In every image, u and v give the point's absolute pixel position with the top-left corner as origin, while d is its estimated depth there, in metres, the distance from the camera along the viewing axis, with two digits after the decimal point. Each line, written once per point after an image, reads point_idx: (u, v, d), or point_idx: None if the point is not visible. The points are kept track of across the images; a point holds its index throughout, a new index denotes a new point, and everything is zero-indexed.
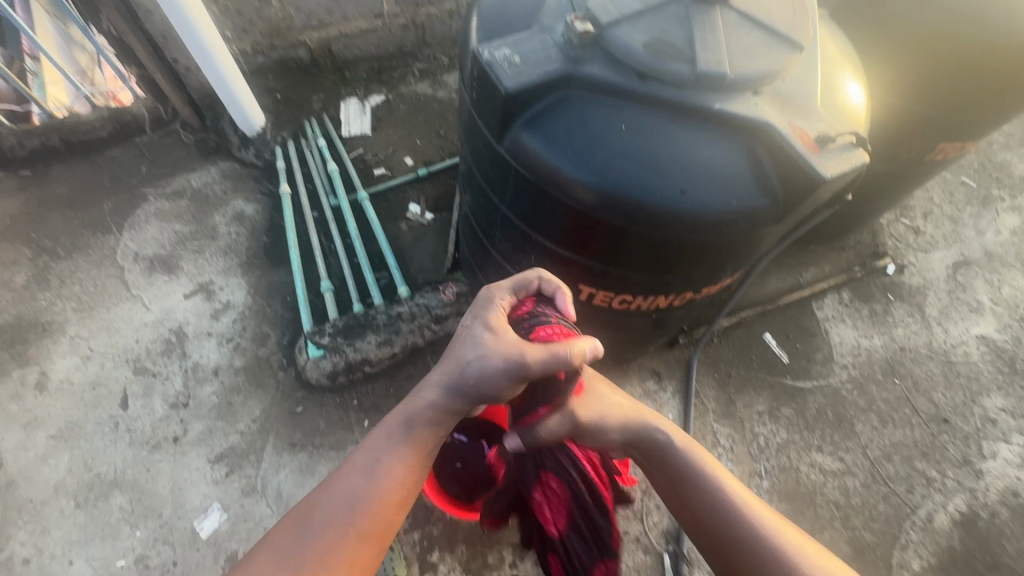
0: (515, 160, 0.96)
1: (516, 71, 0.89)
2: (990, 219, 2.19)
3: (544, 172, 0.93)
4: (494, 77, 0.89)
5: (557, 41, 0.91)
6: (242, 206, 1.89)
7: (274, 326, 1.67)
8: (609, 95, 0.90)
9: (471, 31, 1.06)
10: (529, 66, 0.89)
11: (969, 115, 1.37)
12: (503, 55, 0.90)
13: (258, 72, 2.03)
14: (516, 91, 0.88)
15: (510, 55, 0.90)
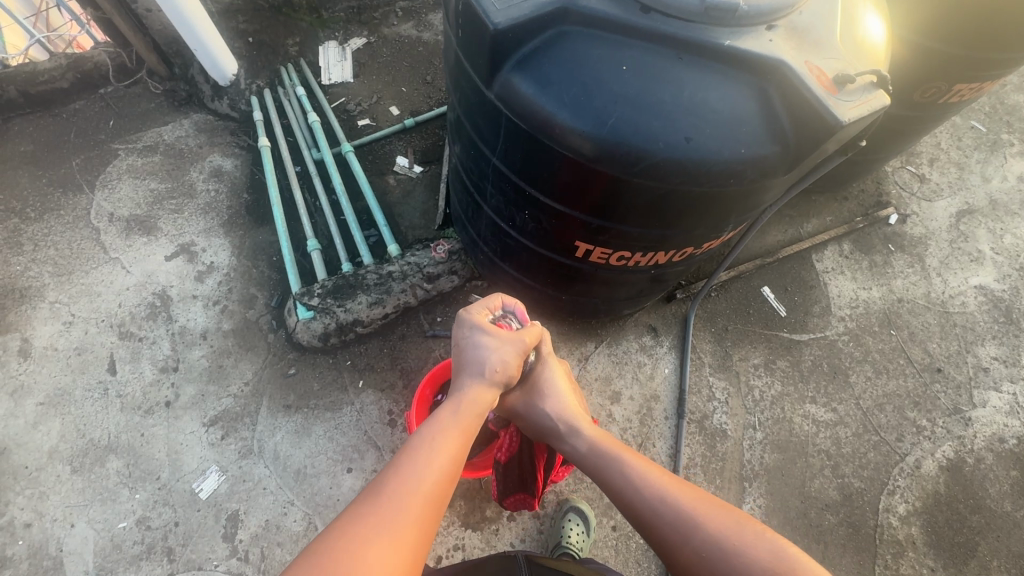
0: (506, 106, 0.89)
1: (505, 5, 0.81)
2: (997, 165, 2.13)
3: (537, 120, 0.86)
4: (482, 12, 0.81)
5: None
6: (220, 161, 1.79)
7: (262, 287, 1.63)
8: (608, 31, 0.81)
9: None
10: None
11: (993, 52, 1.28)
12: None
13: (225, 12, 1.78)
14: (505, 28, 0.81)
15: None
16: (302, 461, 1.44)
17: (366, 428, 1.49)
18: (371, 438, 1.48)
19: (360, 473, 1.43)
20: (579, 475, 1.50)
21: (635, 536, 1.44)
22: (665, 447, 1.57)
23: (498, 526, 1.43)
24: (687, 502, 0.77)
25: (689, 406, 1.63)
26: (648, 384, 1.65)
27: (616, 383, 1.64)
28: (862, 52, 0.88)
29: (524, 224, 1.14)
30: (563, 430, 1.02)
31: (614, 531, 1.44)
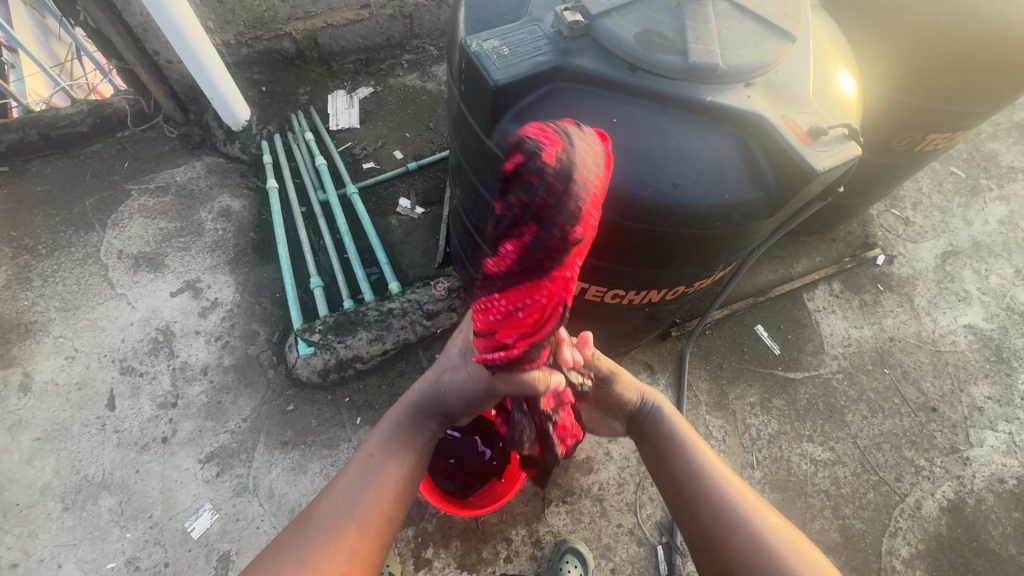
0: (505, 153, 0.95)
1: (504, 63, 0.88)
2: (978, 209, 2.21)
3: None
4: (483, 70, 0.88)
5: (546, 33, 0.90)
6: (229, 202, 1.85)
7: (264, 323, 1.65)
8: (599, 87, 0.88)
9: (459, 23, 1.03)
10: (517, 57, 0.88)
11: (959, 104, 1.37)
12: (492, 48, 0.89)
13: (240, 64, 1.93)
14: (505, 83, 0.87)
15: (498, 48, 0.89)
16: (297, 499, 1.43)
17: None
18: None
19: None
20: (577, 516, 1.48)
21: None
22: None
23: (495, 568, 1.40)
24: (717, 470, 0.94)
25: None
26: None
27: None
28: (836, 106, 0.96)
29: None
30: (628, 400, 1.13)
31: (613, 575, 1.41)
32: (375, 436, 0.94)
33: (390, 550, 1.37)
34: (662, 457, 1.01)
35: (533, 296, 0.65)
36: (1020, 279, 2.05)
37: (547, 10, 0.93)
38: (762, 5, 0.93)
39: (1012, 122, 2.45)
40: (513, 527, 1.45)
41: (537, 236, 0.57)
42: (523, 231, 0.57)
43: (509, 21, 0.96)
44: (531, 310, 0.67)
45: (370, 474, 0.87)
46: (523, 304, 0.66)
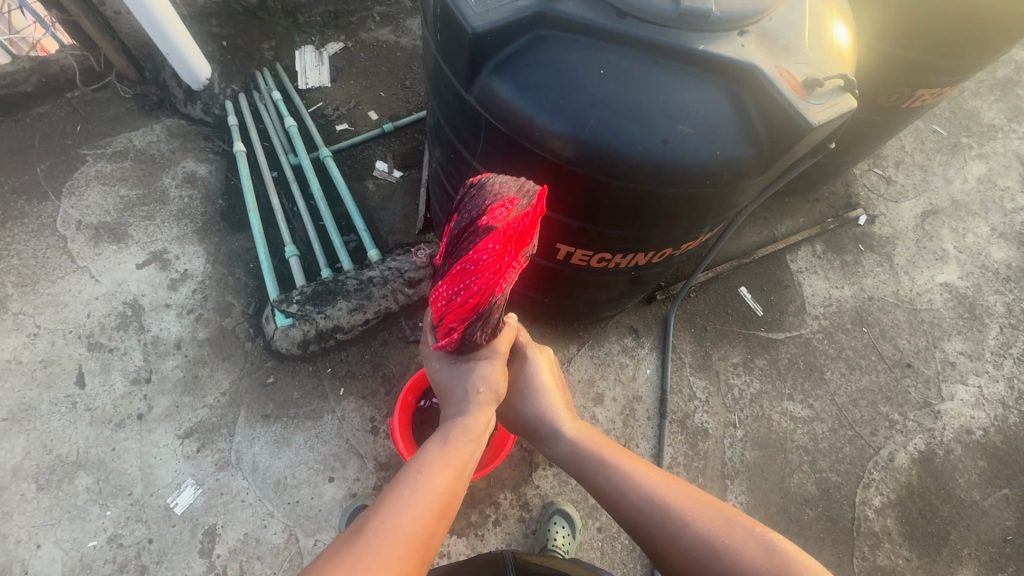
0: (485, 109, 0.89)
1: (483, 8, 0.81)
2: (958, 167, 2.22)
3: (516, 123, 0.86)
4: (460, 16, 0.81)
5: None
6: (194, 167, 1.75)
7: (238, 295, 1.59)
8: (587, 35, 0.82)
9: None
10: (498, 3, 0.81)
11: (951, 59, 1.34)
12: None
13: (198, 16, 1.78)
14: (484, 31, 0.80)
15: None
16: (281, 471, 1.41)
17: (348, 436, 1.46)
18: (353, 446, 1.45)
19: (342, 482, 1.41)
20: (563, 478, 1.50)
21: (620, 536, 1.45)
22: (648, 447, 1.58)
23: (483, 531, 1.42)
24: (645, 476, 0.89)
25: (671, 406, 1.65)
26: (631, 385, 1.66)
27: (599, 384, 1.65)
28: (832, 57, 0.92)
29: None
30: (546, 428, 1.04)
31: (599, 532, 1.45)
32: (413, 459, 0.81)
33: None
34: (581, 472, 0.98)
35: (465, 280, 0.80)
36: (995, 237, 2.09)
37: None
38: None
39: (993, 79, 2.44)
40: (502, 491, 1.47)
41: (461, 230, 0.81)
42: (461, 225, 0.82)
43: None
44: (468, 293, 0.81)
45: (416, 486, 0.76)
46: (456, 288, 0.82)
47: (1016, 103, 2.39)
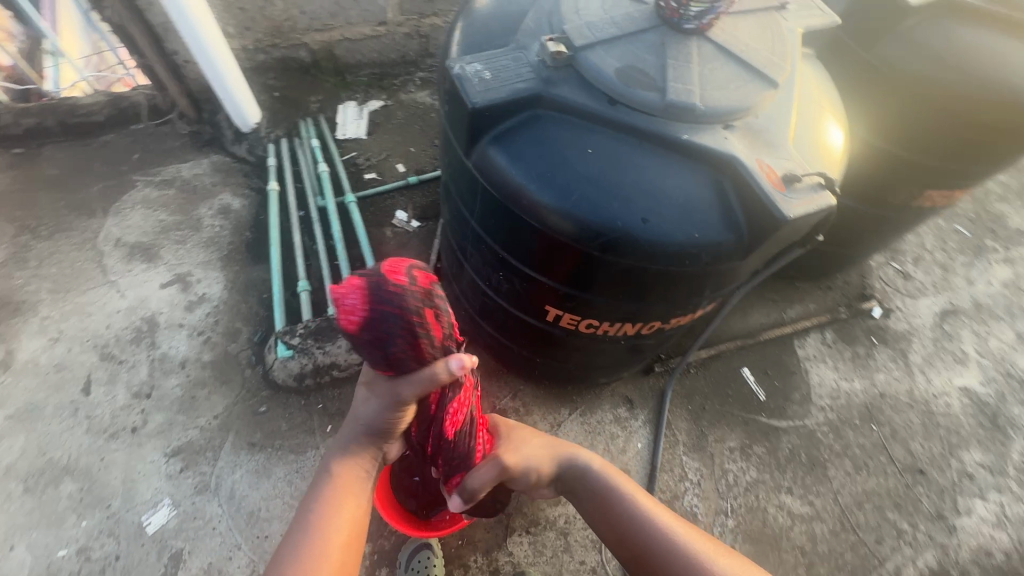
0: (482, 175, 0.95)
1: (485, 87, 0.87)
2: (982, 270, 2.17)
3: (509, 190, 0.92)
4: (462, 92, 0.87)
5: (530, 60, 0.90)
6: (229, 200, 1.88)
7: (247, 322, 1.66)
8: (578, 118, 0.89)
9: (452, 42, 1.03)
10: (501, 82, 0.87)
11: (957, 163, 1.37)
12: (474, 71, 0.88)
13: (258, 69, 2.01)
14: (483, 107, 0.86)
15: (481, 71, 0.88)
16: (256, 503, 1.41)
17: None
18: None
19: None
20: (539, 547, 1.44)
21: None
22: None
23: None
24: (654, 513, 1.11)
25: (659, 484, 1.59)
26: (620, 457, 1.62)
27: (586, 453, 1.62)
28: (817, 154, 0.96)
29: (499, 283, 1.20)
30: (563, 463, 1.23)
31: None
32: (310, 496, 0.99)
33: (438, 559, 1.35)
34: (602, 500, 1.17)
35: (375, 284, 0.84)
36: (1020, 345, 2.01)
37: (533, 38, 0.93)
38: (748, 49, 0.93)
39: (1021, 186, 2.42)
40: (473, 552, 1.42)
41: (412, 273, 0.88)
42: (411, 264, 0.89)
43: (497, 47, 0.96)
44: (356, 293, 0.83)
45: (325, 514, 0.96)
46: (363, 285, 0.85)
47: None
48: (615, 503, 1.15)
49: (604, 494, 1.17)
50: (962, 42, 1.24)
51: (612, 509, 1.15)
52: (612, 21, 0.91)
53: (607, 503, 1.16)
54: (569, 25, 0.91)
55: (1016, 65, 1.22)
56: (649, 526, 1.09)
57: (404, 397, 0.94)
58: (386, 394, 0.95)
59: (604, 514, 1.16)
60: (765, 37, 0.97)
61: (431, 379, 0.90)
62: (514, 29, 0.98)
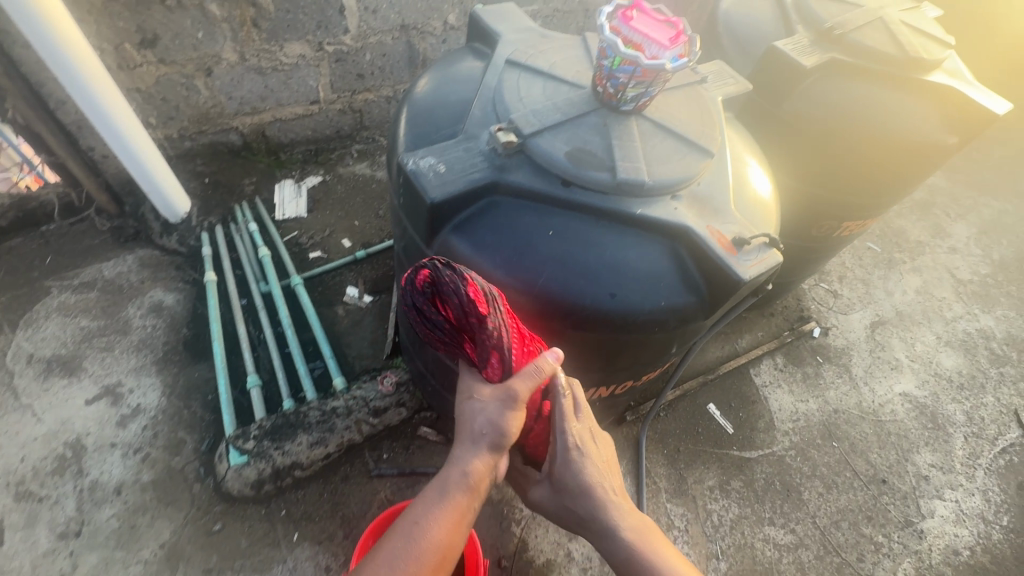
0: None
1: (441, 181, 0.87)
2: (896, 280, 2.39)
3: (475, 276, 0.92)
4: (419, 187, 0.87)
5: (481, 149, 0.92)
6: (161, 296, 1.75)
7: (192, 430, 1.52)
8: (534, 201, 0.91)
9: (399, 133, 1.04)
10: (456, 173, 0.88)
11: (864, 196, 1.53)
12: (428, 165, 0.89)
13: (184, 157, 1.92)
14: (442, 201, 0.86)
15: (434, 165, 0.89)
16: None
17: None
18: None
19: None
20: None
21: None
22: None
23: None
24: None
25: None
26: None
27: None
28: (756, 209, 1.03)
29: None
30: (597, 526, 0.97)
31: None
32: (420, 499, 0.93)
33: None
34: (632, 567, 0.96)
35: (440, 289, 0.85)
36: (941, 345, 2.20)
37: (481, 127, 0.95)
38: (681, 123, 1.00)
39: (913, 201, 2.73)
40: None
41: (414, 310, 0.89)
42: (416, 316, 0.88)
43: (446, 138, 0.97)
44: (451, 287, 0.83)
45: (432, 523, 0.89)
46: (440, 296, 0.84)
47: (935, 221, 2.65)
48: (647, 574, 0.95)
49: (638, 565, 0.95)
50: (855, 93, 1.40)
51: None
52: (555, 106, 0.95)
53: (637, 574, 0.95)
54: (514, 114, 0.94)
55: (901, 110, 1.39)
56: None
57: (520, 394, 0.86)
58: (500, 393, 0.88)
59: None
60: (693, 109, 1.05)
61: (537, 375, 0.86)
62: (460, 117, 1.00)
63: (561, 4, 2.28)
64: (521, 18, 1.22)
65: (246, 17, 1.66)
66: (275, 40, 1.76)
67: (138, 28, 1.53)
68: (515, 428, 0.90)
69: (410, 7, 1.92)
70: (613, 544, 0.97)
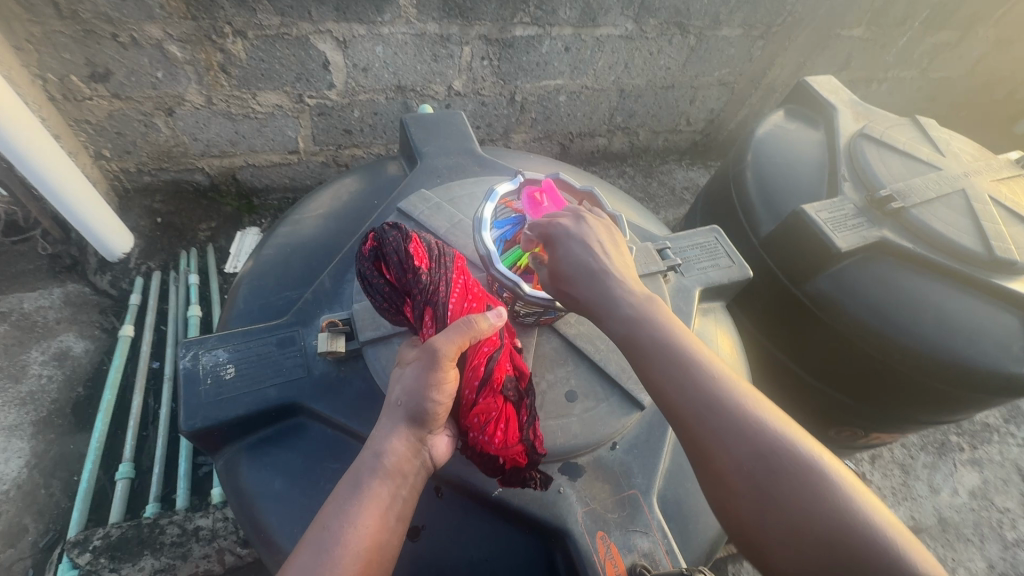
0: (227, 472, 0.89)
1: (218, 390, 0.84)
2: (946, 473, 1.91)
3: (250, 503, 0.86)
4: (189, 394, 0.84)
5: (293, 353, 0.90)
6: (71, 342, 1.59)
7: (40, 518, 1.33)
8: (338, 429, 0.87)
9: (239, 294, 1.02)
10: (242, 387, 0.85)
11: (898, 415, 1.16)
12: (215, 366, 0.86)
13: (142, 191, 1.79)
14: (207, 417, 0.83)
15: (223, 368, 0.86)
16: None
17: None
18: None
19: None
20: None
21: None
22: None
23: None
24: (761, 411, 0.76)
25: None
26: None
27: None
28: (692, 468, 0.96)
29: None
30: (618, 311, 0.84)
31: None
32: (332, 499, 0.74)
33: None
34: (677, 370, 0.79)
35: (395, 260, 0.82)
36: None
37: (308, 319, 0.94)
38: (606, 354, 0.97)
39: None
40: None
41: (383, 288, 0.84)
42: (386, 295, 0.84)
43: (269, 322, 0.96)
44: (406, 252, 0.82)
45: (349, 519, 0.70)
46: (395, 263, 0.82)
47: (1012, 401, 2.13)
48: (695, 379, 0.78)
49: (695, 381, 0.77)
50: (909, 296, 1.02)
51: (696, 414, 0.76)
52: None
53: (689, 384, 0.77)
54: (349, 316, 0.93)
55: (972, 333, 1.00)
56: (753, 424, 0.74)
57: (443, 352, 0.74)
58: (425, 352, 0.75)
59: (684, 415, 0.76)
60: None
61: (466, 331, 0.75)
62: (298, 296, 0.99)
63: (591, 81, 2.01)
64: (464, 134, 1.17)
65: (213, 62, 1.50)
66: (247, 87, 1.59)
67: (88, 62, 1.40)
68: (440, 395, 0.75)
69: (409, 69, 1.70)
70: (643, 329, 0.82)
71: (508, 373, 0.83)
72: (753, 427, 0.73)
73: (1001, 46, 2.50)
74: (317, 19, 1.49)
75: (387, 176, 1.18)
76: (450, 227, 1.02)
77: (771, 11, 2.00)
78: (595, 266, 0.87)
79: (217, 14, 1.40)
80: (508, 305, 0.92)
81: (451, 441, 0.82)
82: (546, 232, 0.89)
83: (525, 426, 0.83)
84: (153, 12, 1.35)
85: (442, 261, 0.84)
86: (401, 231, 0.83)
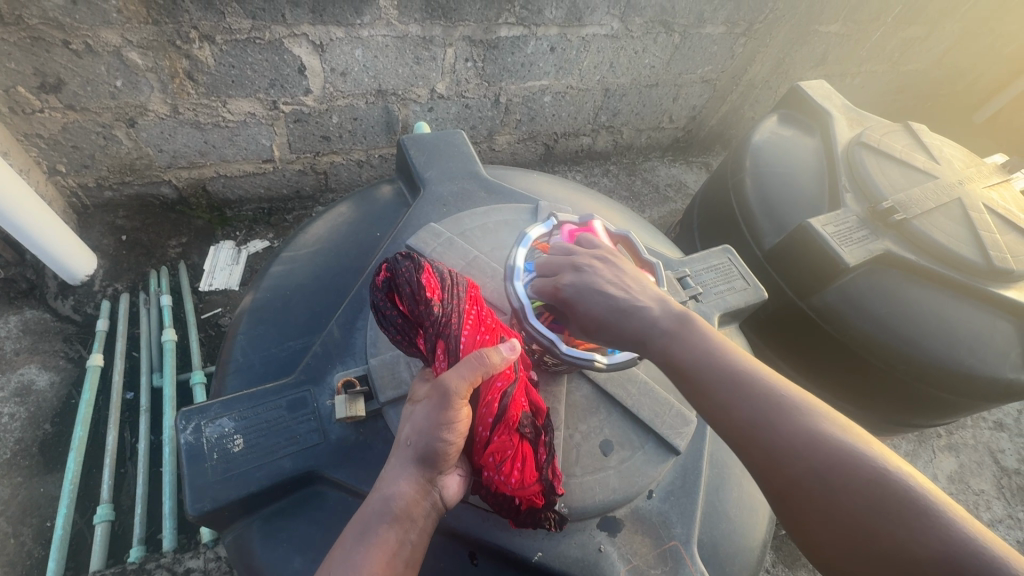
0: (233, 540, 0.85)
1: (223, 465, 0.82)
2: (927, 459, 1.99)
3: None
4: (192, 468, 0.81)
5: (301, 418, 0.87)
6: (34, 376, 1.47)
7: (11, 569, 1.24)
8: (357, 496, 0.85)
9: (238, 351, 1.00)
10: (253, 460, 0.83)
11: (900, 416, 1.18)
12: (219, 437, 0.84)
13: (104, 207, 1.66)
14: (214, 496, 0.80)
15: (229, 439, 0.84)
16: None
17: None
18: None
19: None
20: None
21: None
22: None
23: None
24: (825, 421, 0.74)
25: None
26: None
27: None
28: (722, 505, 0.96)
29: None
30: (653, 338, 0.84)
31: None
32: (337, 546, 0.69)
33: None
34: (734, 390, 0.78)
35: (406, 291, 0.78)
36: None
37: (316, 382, 0.91)
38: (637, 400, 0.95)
39: None
40: None
41: (394, 319, 0.80)
42: (397, 326, 0.80)
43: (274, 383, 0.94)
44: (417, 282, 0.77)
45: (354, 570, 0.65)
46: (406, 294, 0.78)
47: None
48: (751, 399, 0.77)
49: (750, 394, 0.77)
50: (909, 304, 1.03)
51: (756, 428, 0.75)
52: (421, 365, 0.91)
53: (745, 400, 0.76)
54: (363, 374, 0.91)
55: (967, 339, 1.02)
56: (817, 438, 0.72)
57: (455, 389, 0.69)
58: (437, 388, 0.70)
59: (744, 430, 0.75)
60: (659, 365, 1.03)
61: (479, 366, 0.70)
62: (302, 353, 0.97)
63: (576, 80, 1.96)
64: (466, 160, 1.19)
65: (178, 69, 1.39)
66: (216, 94, 1.48)
67: (37, 72, 1.28)
68: (452, 434, 0.70)
69: (390, 72, 1.62)
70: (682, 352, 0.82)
71: (524, 411, 0.78)
72: (818, 443, 0.71)
73: (967, 39, 2.56)
74: (291, 22, 1.39)
75: (381, 205, 1.20)
76: (466, 264, 1.03)
77: (754, 8, 1.98)
78: (618, 306, 0.86)
79: (181, 18, 1.29)
80: (536, 356, 0.91)
81: (463, 481, 0.78)
82: (556, 293, 0.86)
83: (544, 466, 0.79)
84: (109, 16, 1.24)
85: (454, 293, 0.79)
86: (414, 261, 0.78)
